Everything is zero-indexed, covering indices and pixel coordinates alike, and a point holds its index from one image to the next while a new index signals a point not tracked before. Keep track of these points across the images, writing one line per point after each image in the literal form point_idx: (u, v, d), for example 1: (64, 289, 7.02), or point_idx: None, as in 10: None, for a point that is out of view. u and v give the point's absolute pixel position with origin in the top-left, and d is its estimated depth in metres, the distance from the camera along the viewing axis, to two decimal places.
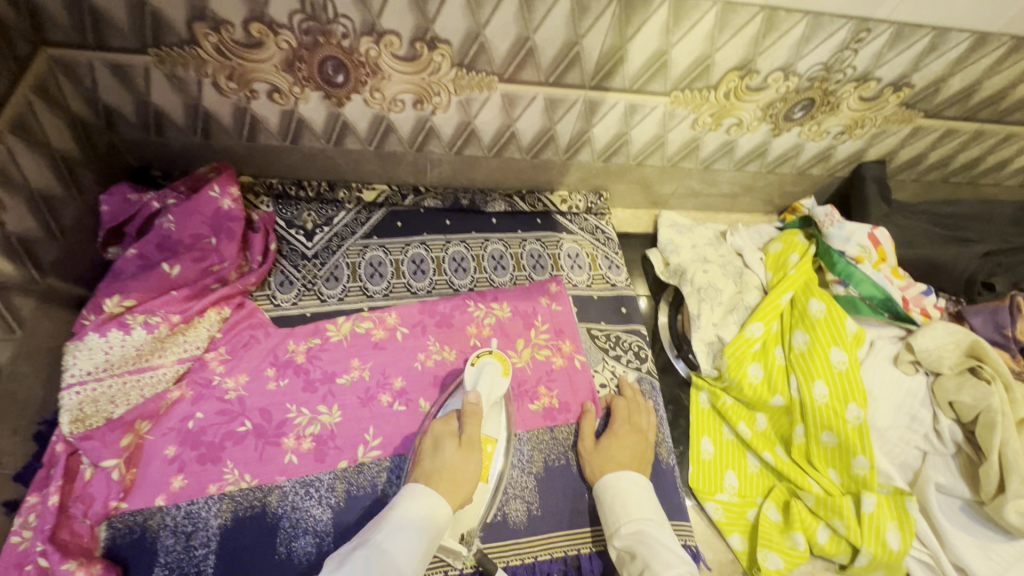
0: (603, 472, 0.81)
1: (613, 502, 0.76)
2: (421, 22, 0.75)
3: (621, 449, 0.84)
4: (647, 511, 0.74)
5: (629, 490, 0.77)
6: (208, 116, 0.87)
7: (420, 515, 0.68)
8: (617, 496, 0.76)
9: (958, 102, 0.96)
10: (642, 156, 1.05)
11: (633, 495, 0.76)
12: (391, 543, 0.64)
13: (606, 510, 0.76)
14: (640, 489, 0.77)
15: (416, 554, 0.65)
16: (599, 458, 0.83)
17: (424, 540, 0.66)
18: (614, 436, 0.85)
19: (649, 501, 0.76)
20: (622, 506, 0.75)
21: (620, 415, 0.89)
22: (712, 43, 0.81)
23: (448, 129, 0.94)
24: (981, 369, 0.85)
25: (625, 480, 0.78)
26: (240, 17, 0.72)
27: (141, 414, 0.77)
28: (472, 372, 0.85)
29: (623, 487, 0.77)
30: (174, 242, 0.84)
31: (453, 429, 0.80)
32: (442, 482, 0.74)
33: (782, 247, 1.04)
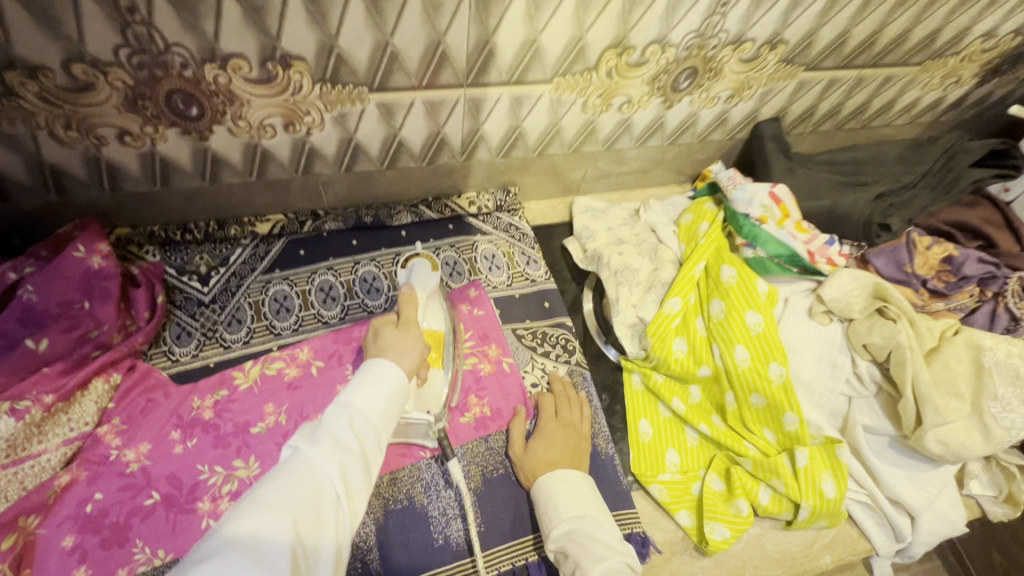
0: (535, 475, 0.79)
1: (549, 503, 0.74)
2: (266, 41, 0.69)
3: (551, 446, 0.82)
4: (584, 508, 0.73)
5: (565, 487, 0.75)
6: (57, 170, 0.79)
7: (383, 372, 0.63)
8: (554, 496, 0.74)
9: (833, 52, 0.97)
10: (541, 146, 1.03)
11: (570, 493, 0.74)
12: (358, 397, 0.59)
13: (544, 511, 0.74)
14: (577, 486, 0.76)
15: (384, 403, 0.61)
16: (529, 459, 0.82)
17: (391, 392, 0.62)
18: (544, 434, 0.84)
19: (587, 497, 0.75)
20: (559, 505, 0.73)
21: (549, 412, 0.88)
22: (579, 24, 0.79)
23: (330, 147, 0.89)
24: (886, 309, 0.88)
25: (561, 477, 0.76)
26: (57, 60, 0.65)
27: (24, 509, 0.70)
28: (403, 273, 0.92)
29: (559, 484, 0.75)
30: (39, 314, 0.76)
31: (392, 318, 0.78)
32: (387, 355, 0.69)
33: (692, 217, 1.05)
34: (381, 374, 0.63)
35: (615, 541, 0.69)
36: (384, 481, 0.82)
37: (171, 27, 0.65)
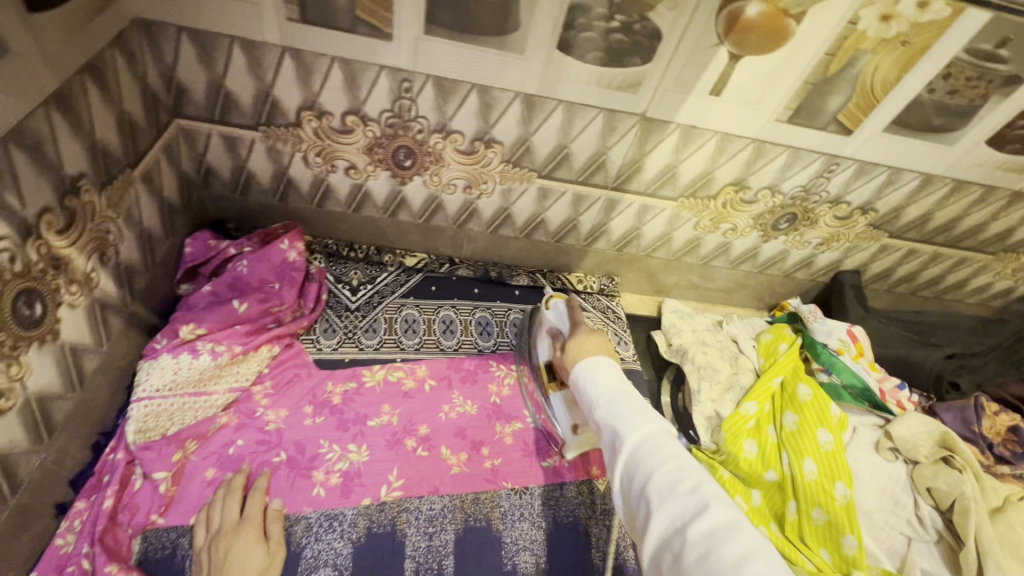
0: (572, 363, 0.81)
1: (582, 386, 0.72)
2: (483, 126, 0.93)
3: (585, 342, 0.84)
4: (609, 390, 0.68)
5: (598, 368, 0.72)
6: (290, 182, 1.03)
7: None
8: (587, 378, 0.71)
9: (915, 227, 1.14)
10: (650, 249, 1.21)
11: (605, 373, 0.71)
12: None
13: (581, 394, 0.72)
14: (611, 368, 0.72)
15: None
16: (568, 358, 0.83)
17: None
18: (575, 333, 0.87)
19: (620, 378, 0.70)
20: (588, 384, 0.71)
21: (577, 315, 0.92)
22: (713, 162, 0.99)
23: (489, 211, 1.10)
24: (952, 459, 0.94)
25: (597, 363, 0.73)
26: (340, 109, 0.90)
27: (193, 433, 0.85)
28: (548, 313, 0.98)
29: (592, 369, 0.72)
30: (245, 284, 0.97)
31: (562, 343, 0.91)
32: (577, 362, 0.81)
33: (772, 337, 1.17)
34: None
35: (637, 415, 0.64)
36: (468, 498, 0.92)
37: (425, 105, 0.90)
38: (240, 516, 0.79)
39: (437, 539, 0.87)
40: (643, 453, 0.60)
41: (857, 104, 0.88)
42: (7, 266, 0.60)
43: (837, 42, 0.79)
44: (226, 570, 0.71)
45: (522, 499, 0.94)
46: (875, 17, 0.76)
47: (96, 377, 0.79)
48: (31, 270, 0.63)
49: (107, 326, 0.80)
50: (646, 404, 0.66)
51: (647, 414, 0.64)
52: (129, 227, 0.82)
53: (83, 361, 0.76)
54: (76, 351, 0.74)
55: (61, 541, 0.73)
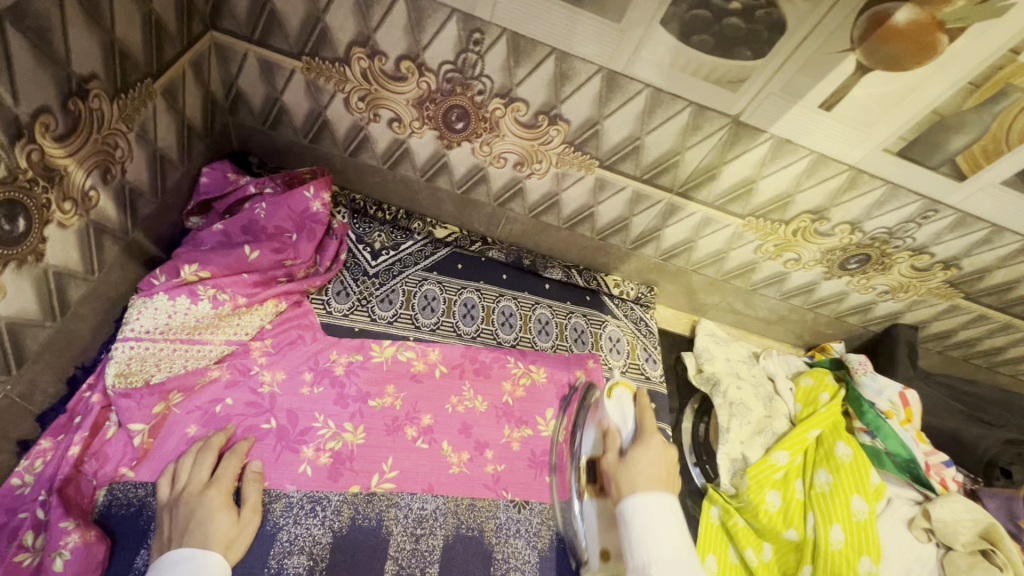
0: (630, 490, 0.72)
1: (632, 533, 0.67)
2: (552, 99, 0.81)
3: (651, 465, 0.74)
4: (669, 554, 0.64)
5: (661, 516, 0.67)
6: (325, 125, 0.93)
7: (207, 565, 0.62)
8: (643, 527, 0.67)
9: (996, 293, 1.03)
10: (698, 265, 1.11)
11: (663, 524, 0.67)
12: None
13: (627, 541, 0.67)
14: (673, 517, 0.68)
15: None
16: (624, 474, 0.74)
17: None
18: (639, 445, 0.77)
19: (677, 536, 0.66)
20: (647, 537, 0.66)
21: (648, 423, 0.81)
22: (797, 184, 0.88)
23: (536, 194, 0.99)
24: (994, 554, 0.85)
25: (655, 507, 0.68)
26: (397, 52, 0.79)
27: (179, 385, 0.77)
28: (609, 404, 0.86)
29: (653, 517, 0.67)
30: (258, 229, 0.88)
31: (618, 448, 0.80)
32: (644, 482, 0.72)
33: (813, 382, 1.07)
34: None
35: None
36: (463, 504, 0.84)
37: (493, 64, 0.78)
38: (211, 479, 0.71)
39: (423, 543, 0.79)
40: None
41: (984, 146, 0.75)
42: None
43: (988, 72, 0.67)
44: (192, 536, 0.64)
45: (520, 513, 0.86)
46: None
47: (82, 306, 0.71)
48: (16, 178, 0.54)
49: (100, 253, 0.71)
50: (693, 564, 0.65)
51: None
52: (140, 145, 0.72)
53: (68, 288, 0.67)
54: (62, 276, 0.65)
55: (17, 481, 0.65)
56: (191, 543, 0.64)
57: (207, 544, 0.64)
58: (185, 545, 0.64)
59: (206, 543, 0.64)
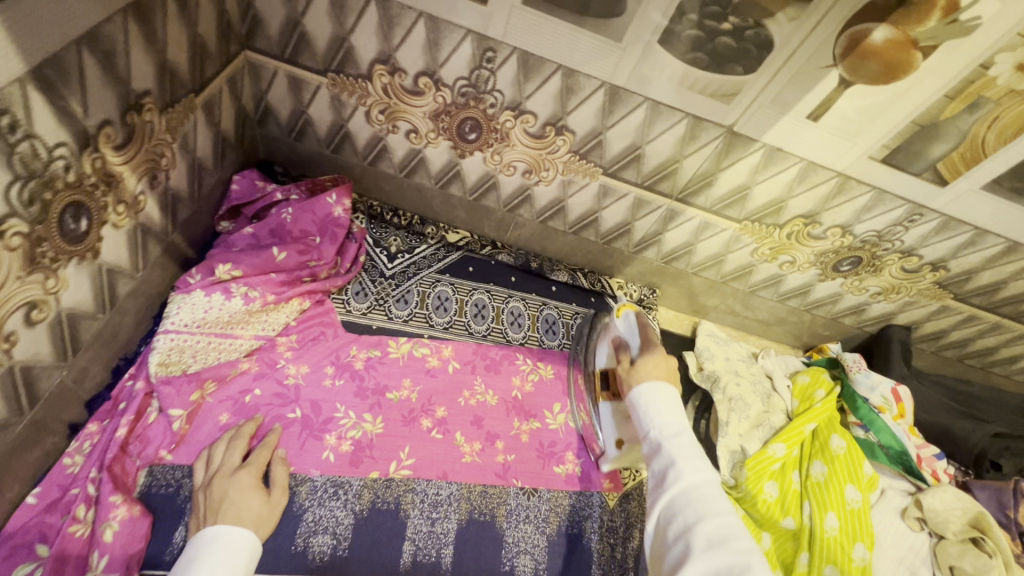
0: (639, 381, 0.78)
1: (641, 411, 0.74)
2: (559, 111, 0.88)
3: (655, 366, 0.79)
4: (670, 422, 0.71)
5: (663, 397, 0.74)
6: (347, 136, 1.00)
7: (236, 541, 0.65)
8: (647, 404, 0.74)
9: (984, 294, 1.07)
10: (698, 268, 1.16)
11: (667, 403, 0.73)
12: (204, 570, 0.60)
13: (638, 418, 0.75)
14: (673, 399, 0.74)
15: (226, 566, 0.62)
16: (634, 376, 0.79)
17: (241, 561, 0.64)
18: (646, 352, 0.81)
19: (679, 413, 0.72)
20: (651, 413, 0.73)
21: (651, 334, 0.85)
22: (789, 189, 0.93)
23: (543, 200, 1.05)
24: (983, 541, 0.88)
25: (659, 390, 0.74)
26: (415, 69, 0.86)
27: (212, 375, 0.83)
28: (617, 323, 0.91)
29: (656, 396, 0.74)
30: (285, 232, 0.95)
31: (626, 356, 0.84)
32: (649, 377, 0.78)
33: (809, 380, 1.11)
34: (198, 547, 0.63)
35: (691, 463, 0.66)
36: (476, 491, 0.89)
37: (504, 80, 0.85)
38: (241, 463, 0.76)
39: (439, 526, 0.84)
40: (681, 503, 0.63)
41: (962, 154, 0.81)
42: (60, 175, 0.57)
43: (961, 85, 0.73)
44: (225, 513, 0.68)
45: (530, 500, 0.91)
46: (1011, 65, 0.70)
47: (127, 301, 0.77)
48: (83, 182, 0.60)
49: (145, 252, 0.78)
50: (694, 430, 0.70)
51: (700, 463, 0.66)
52: (182, 155, 0.79)
53: (117, 283, 0.73)
54: (113, 273, 0.71)
55: (68, 461, 0.71)
56: (225, 520, 0.67)
57: (239, 521, 0.68)
58: (220, 522, 0.67)
59: (239, 521, 0.68)
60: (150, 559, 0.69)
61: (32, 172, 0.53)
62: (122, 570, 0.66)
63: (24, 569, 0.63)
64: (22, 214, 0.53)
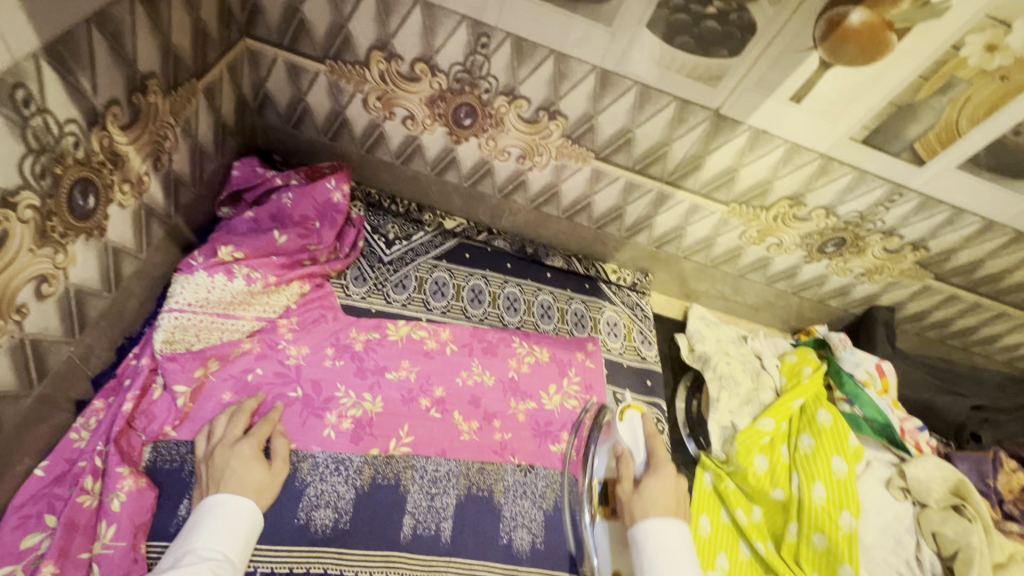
0: (643, 514, 0.78)
1: (646, 555, 0.74)
2: (552, 96, 0.90)
3: (663, 492, 0.80)
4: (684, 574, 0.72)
5: (671, 541, 0.75)
6: (344, 123, 1.02)
7: (237, 510, 0.68)
8: (656, 548, 0.74)
9: (963, 273, 1.11)
10: (688, 252, 1.19)
11: (676, 551, 0.74)
12: (203, 542, 0.64)
13: (640, 562, 0.75)
14: (683, 542, 0.75)
15: (229, 534, 0.66)
16: (639, 502, 0.80)
17: (241, 532, 0.67)
18: (653, 474, 0.83)
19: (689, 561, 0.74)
20: (659, 565, 0.73)
21: (658, 450, 0.86)
22: (775, 171, 0.97)
23: (537, 185, 1.08)
24: (964, 508, 0.92)
25: (666, 531, 0.75)
26: (412, 55, 0.88)
27: (215, 353, 0.84)
28: (619, 425, 0.90)
29: (667, 537, 0.75)
30: (285, 216, 0.98)
31: (628, 474, 0.85)
32: (657, 509, 0.78)
33: (797, 358, 1.14)
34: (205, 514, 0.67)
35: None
36: (474, 467, 0.91)
37: (498, 65, 0.87)
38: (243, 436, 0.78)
39: (438, 501, 0.86)
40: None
41: (938, 133, 0.85)
42: (71, 151, 0.59)
43: (934, 66, 0.76)
44: (227, 482, 0.71)
45: (527, 476, 0.92)
46: (980, 45, 0.73)
47: (131, 281, 0.79)
48: (91, 160, 0.62)
49: (148, 234, 0.79)
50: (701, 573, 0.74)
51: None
52: (184, 139, 0.81)
53: (122, 263, 0.75)
54: (118, 252, 0.73)
55: (75, 436, 0.72)
56: (227, 489, 0.70)
57: (240, 491, 0.71)
58: (222, 490, 0.71)
59: (241, 490, 0.71)
60: (157, 531, 0.71)
61: (44, 147, 0.55)
62: (129, 539, 0.67)
63: (33, 538, 0.65)
64: (35, 186, 0.55)
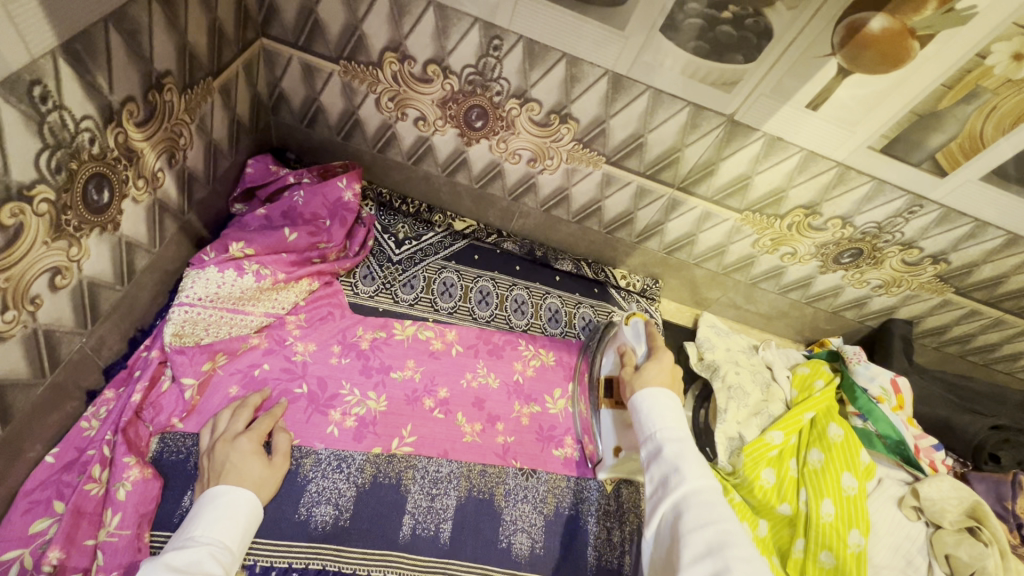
0: (642, 386, 0.78)
1: (641, 414, 0.74)
2: (563, 99, 0.90)
3: (659, 372, 0.79)
4: (670, 425, 0.70)
5: (663, 402, 0.73)
6: (357, 123, 1.03)
7: (237, 501, 0.68)
8: (650, 409, 0.73)
9: (985, 288, 1.07)
10: (700, 259, 1.17)
11: (667, 411, 0.72)
12: (203, 529, 0.64)
13: (639, 422, 0.74)
14: (676, 405, 0.73)
15: (230, 525, 0.66)
16: (638, 380, 0.79)
17: (241, 521, 0.68)
18: (652, 359, 0.82)
19: (679, 417, 0.72)
20: (652, 419, 0.72)
21: (657, 342, 0.86)
22: (790, 179, 0.95)
23: (548, 188, 1.08)
24: (980, 531, 0.89)
25: (660, 397, 0.74)
26: (424, 56, 0.89)
27: (224, 348, 0.86)
28: (626, 330, 0.94)
29: (657, 402, 0.73)
30: (297, 214, 0.99)
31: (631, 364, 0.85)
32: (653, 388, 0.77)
33: (809, 370, 1.12)
34: (206, 501, 0.68)
35: (680, 468, 0.65)
36: (475, 470, 0.90)
37: (510, 68, 0.87)
38: (246, 430, 0.78)
39: (438, 502, 0.86)
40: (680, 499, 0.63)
41: (960, 144, 0.82)
42: (86, 147, 0.60)
43: (958, 75, 0.74)
44: (227, 476, 0.71)
45: (528, 481, 0.92)
46: (1007, 54, 0.71)
47: (144, 275, 0.80)
48: (106, 155, 0.63)
49: (161, 229, 0.81)
50: (684, 426, 0.70)
51: (688, 476, 0.64)
52: (199, 135, 0.83)
53: (135, 257, 0.76)
54: (131, 246, 0.74)
55: (86, 424, 0.74)
56: (227, 482, 0.71)
57: (241, 483, 0.71)
58: (222, 482, 0.71)
59: (240, 482, 0.71)
60: (160, 521, 0.72)
61: (60, 142, 0.56)
62: (134, 526, 0.69)
63: (42, 523, 0.66)
64: (50, 180, 0.56)
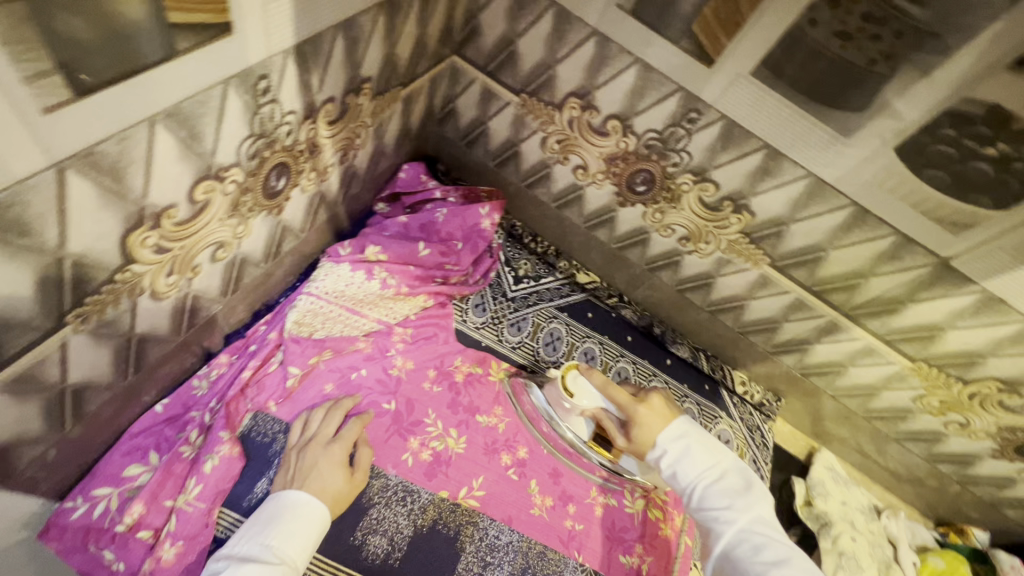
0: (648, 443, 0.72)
1: (671, 464, 0.70)
2: (746, 189, 0.81)
3: (649, 424, 0.72)
4: (707, 468, 0.68)
5: (682, 437, 0.70)
6: (515, 155, 1.00)
7: (309, 515, 0.65)
8: (679, 456, 0.69)
9: None
10: (842, 392, 1.02)
11: (695, 449, 0.70)
12: (276, 539, 0.62)
13: (668, 472, 0.70)
14: (694, 434, 0.71)
15: (299, 539, 0.63)
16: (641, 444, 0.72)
17: (311, 535, 0.64)
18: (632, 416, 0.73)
19: (705, 450, 0.70)
20: (683, 463, 0.69)
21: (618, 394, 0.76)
22: (994, 347, 0.79)
23: (691, 271, 0.98)
24: None
25: (676, 431, 0.71)
26: (609, 110, 0.84)
27: (332, 344, 0.86)
28: (579, 401, 0.80)
29: (681, 443, 0.70)
30: (433, 231, 0.99)
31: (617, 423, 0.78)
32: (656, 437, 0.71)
33: (945, 566, 0.97)
34: (283, 505, 0.65)
35: (741, 497, 0.65)
36: (535, 548, 0.83)
37: (697, 144, 0.80)
38: (335, 435, 0.75)
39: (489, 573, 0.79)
40: (759, 533, 0.62)
41: None
42: (282, 139, 0.61)
43: None
44: (310, 482, 0.68)
45: None
46: None
47: (286, 256, 0.83)
48: (294, 148, 0.65)
49: (314, 218, 0.83)
50: (724, 450, 0.71)
51: (756, 504, 0.65)
52: (373, 139, 0.84)
53: (285, 240, 0.79)
54: (285, 229, 0.76)
55: (197, 384, 0.78)
56: (309, 488, 0.67)
57: (320, 493, 0.67)
58: (305, 487, 0.67)
59: (320, 492, 0.67)
60: (231, 499, 0.70)
61: (264, 132, 0.58)
62: (208, 502, 0.68)
63: (135, 469, 0.70)
64: (243, 165, 0.58)
